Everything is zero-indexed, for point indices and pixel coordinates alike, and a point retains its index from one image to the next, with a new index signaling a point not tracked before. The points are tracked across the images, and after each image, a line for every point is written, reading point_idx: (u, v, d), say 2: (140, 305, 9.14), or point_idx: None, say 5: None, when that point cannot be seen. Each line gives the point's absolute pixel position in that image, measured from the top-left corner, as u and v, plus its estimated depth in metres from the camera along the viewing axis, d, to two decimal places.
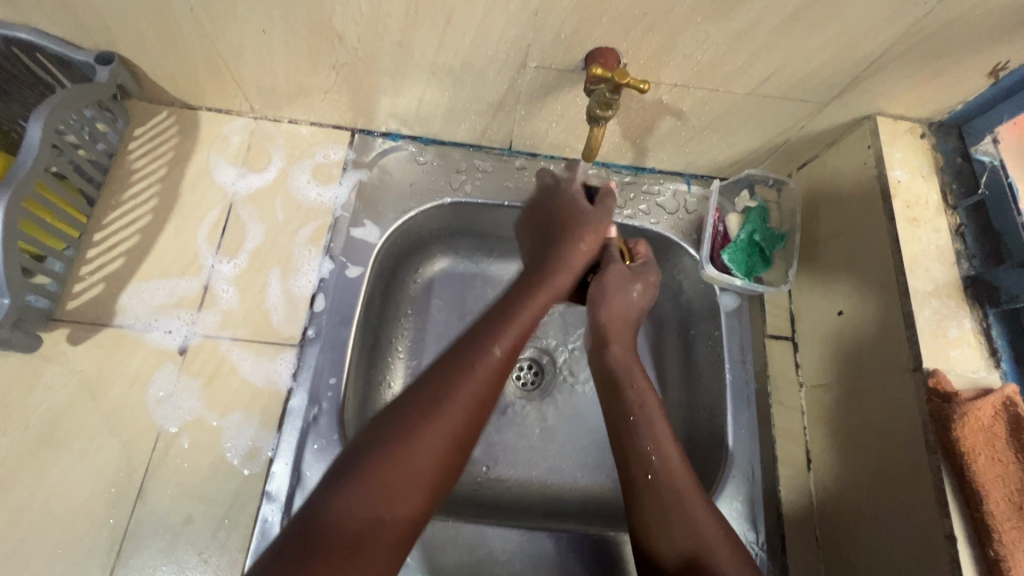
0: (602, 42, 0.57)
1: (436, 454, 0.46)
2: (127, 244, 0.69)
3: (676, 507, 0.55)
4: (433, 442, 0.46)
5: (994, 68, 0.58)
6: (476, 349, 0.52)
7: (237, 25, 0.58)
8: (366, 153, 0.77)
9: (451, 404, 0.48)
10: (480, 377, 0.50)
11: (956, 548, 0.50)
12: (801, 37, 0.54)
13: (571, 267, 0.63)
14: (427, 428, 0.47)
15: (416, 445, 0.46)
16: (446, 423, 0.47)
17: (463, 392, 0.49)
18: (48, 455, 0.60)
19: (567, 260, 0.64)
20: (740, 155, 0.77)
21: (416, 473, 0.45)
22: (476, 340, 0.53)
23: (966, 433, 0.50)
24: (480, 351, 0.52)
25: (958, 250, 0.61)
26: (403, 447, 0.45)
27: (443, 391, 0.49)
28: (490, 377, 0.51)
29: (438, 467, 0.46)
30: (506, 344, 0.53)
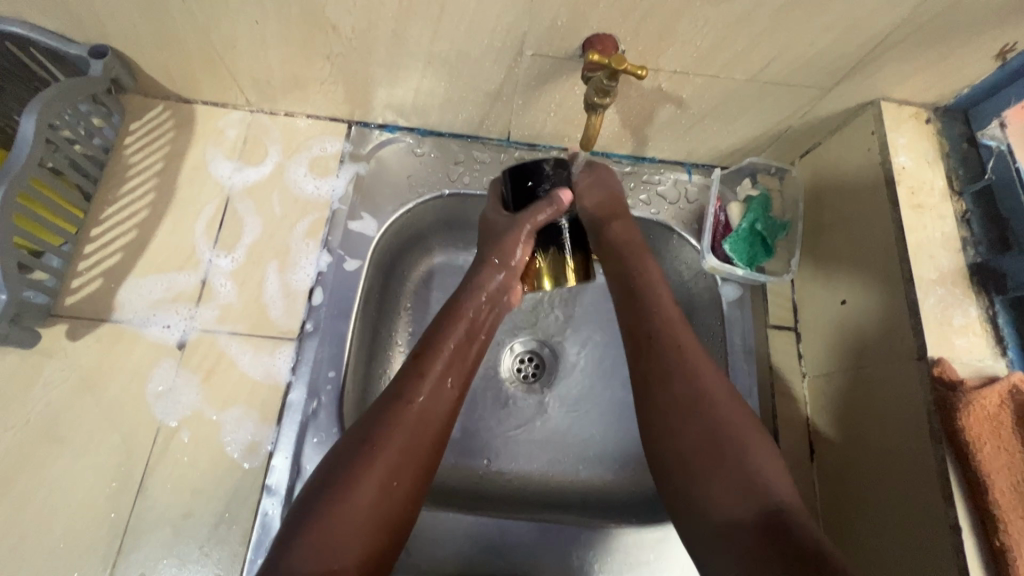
0: (599, 28, 0.56)
1: (378, 488, 0.48)
2: (124, 239, 0.69)
3: (708, 432, 0.51)
4: (375, 480, 0.48)
5: (1001, 51, 0.56)
6: (404, 387, 0.54)
7: (229, 15, 0.57)
8: (363, 145, 0.76)
9: (388, 444, 0.50)
10: (413, 413, 0.52)
11: (960, 537, 0.50)
12: (803, 20, 0.53)
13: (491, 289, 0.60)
14: (364, 471, 0.48)
15: (355, 487, 0.47)
16: (385, 463, 0.49)
17: (398, 430, 0.51)
18: (48, 450, 0.60)
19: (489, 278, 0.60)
20: (742, 143, 0.75)
21: (358, 516, 0.46)
22: (405, 376, 0.55)
23: (971, 421, 0.50)
24: (413, 388, 0.54)
25: (964, 237, 0.60)
26: (341, 492, 0.47)
27: (375, 430, 0.51)
28: (424, 419, 0.52)
29: (382, 503, 0.48)
30: (444, 361, 0.56)
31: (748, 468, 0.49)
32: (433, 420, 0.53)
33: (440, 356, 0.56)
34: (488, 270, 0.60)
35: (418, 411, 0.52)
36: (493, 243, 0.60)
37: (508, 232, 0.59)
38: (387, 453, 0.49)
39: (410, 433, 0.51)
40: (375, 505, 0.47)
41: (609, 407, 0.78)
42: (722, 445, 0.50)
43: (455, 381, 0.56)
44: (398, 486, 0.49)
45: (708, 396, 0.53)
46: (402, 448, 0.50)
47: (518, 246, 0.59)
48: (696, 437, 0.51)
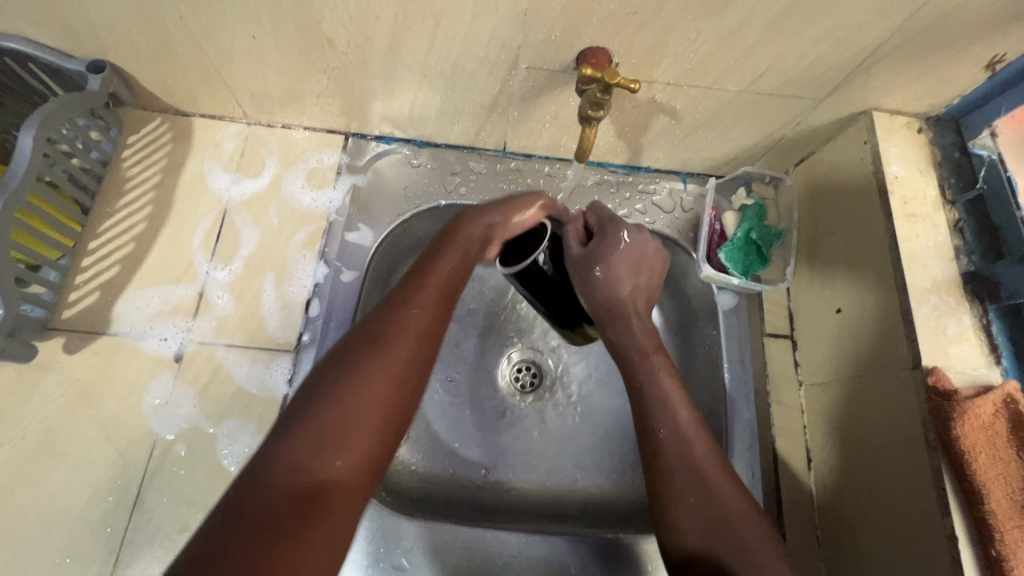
0: (593, 41, 0.56)
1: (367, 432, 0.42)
2: (121, 252, 0.69)
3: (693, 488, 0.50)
4: (362, 407, 0.42)
5: (990, 62, 0.57)
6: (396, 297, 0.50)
7: (226, 30, 0.58)
8: (360, 156, 0.77)
9: (370, 371, 0.44)
10: (415, 313, 0.48)
11: (957, 548, 0.50)
12: (794, 33, 0.54)
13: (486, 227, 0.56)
14: (346, 397, 0.42)
15: (340, 403, 0.41)
16: (374, 381, 0.43)
17: (403, 329, 0.47)
18: (45, 464, 0.60)
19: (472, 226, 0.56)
20: (736, 153, 0.76)
21: (350, 430, 0.41)
22: (401, 291, 0.51)
23: (966, 431, 0.50)
24: (398, 312, 0.48)
25: (957, 246, 0.60)
26: (325, 405, 0.41)
27: (356, 352, 0.45)
28: (405, 325, 0.47)
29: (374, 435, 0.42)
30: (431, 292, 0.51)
31: (716, 496, 0.49)
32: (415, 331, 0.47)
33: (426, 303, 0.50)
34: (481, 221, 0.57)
35: (400, 327, 0.47)
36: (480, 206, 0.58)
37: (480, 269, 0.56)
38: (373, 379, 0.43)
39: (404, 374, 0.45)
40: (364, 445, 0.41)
41: (608, 416, 0.78)
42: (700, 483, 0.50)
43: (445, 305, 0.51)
44: (388, 426, 0.43)
45: (693, 460, 0.51)
46: (392, 374, 0.44)
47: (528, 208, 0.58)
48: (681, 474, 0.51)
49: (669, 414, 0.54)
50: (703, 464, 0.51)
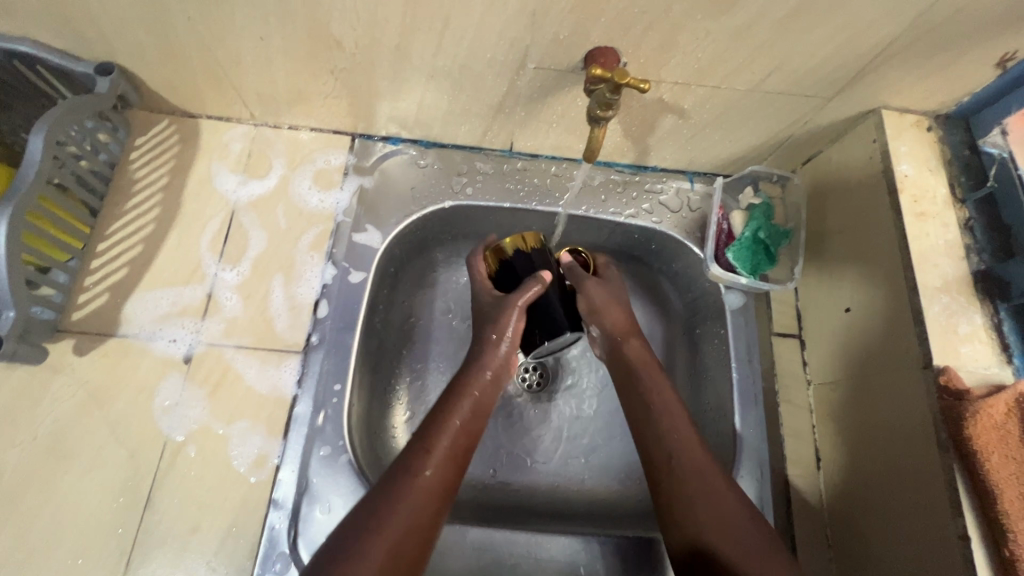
0: (601, 41, 0.56)
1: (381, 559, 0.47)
2: (130, 254, 0.69)
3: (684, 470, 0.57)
4: (383, 551, 0.48)
5: (1002, 59, 0.57)
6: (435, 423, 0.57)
7: (234, 32, 0.58)
8: (366, 157, 0.77)
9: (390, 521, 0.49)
10: (454, 427, 0.56)
11: (969, 547, 0.49)
12: (804, 31, 0.54)
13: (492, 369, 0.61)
14: (370, 539, 0.48)
15: (364, 553, 0.47)
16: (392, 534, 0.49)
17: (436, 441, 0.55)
18: (56, 465, 0.60)
19: (493, 352, 0.61)
20: (744, 152, 0.76)
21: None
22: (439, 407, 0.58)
23: (979, 430, 0.50)
24: (418, 458, 0.54)
25: (967, 244, 0.60)
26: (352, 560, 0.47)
27: (380, 504, 0.50)
28: (426, 492, 0.52)
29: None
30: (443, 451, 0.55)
31: (699, 475, 0.56)
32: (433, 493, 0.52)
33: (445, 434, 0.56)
34: (489, 347, 0.61)
35: (422, 484, 0.52)
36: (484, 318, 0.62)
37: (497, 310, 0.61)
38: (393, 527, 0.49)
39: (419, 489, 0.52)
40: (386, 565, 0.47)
41: (615, 415, 0.78)
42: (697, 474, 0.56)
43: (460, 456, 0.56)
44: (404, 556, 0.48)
45: (694, 452, 0.58)
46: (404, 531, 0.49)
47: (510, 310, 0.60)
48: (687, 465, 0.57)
49: (677, 424, 0.59)
50: (695, 450, 0.58)
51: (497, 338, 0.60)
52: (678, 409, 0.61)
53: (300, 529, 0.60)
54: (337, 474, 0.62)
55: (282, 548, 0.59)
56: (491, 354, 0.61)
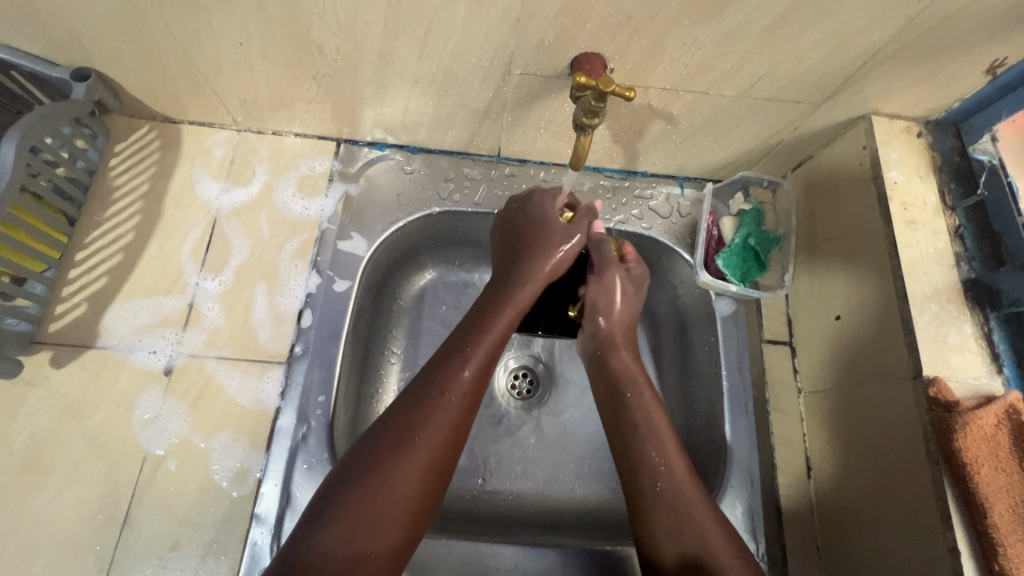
0: (587, 47, 0.55)
1: (400, 493, 0.48)
2: (109, 263, 0.67)
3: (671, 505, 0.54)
4: (399, 480, 0.48)
5: (991, 66, 0.56)
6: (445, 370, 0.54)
7: (213, 37, 0.57)
8: (352, 164, 0.76)
9: (410, 454, 0.49)
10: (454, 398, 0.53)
11: (959, 561, 0.49)
12: (792, 37, 0.53)
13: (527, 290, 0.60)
14: (388, 471, 0.48)
15: (377, 488, 0.47)
16: (405, 467, 0.49)
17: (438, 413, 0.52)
18: (32, 481, 0.59)
19: (523, 285, 0.60)
20: (734, 157, 0.75)
21: (386, 503, 0.47)
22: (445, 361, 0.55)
23: (968, 442, 0.49)
24: (449, 376, 0.54)
25: (957, 253, 0.59)
26: (369, 490, 0.47)
27: (399, 429, 0.51)
28: (443, 419, 0.52)
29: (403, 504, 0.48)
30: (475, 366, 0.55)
31: (681, 506, 0.54)
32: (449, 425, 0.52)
33: (467, 362, 0.55)
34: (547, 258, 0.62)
35: (444, 407, 0.52)
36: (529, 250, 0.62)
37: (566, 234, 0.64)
38: (415, 456, 0.49)
39: (443, 412, 0.52)
40: (396, 496, 0.48)
41: None
42: (663, 490, 0.55)
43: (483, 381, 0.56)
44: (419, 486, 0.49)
45: (667, 470, 0.56)
46: (421, 466, 0.50)
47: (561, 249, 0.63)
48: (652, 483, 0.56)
49: (661, 446, 0.58)
50: (675, 476, 0.56)
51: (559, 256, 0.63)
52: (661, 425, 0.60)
53: (282, 544, 0.58)
54: None
55: (264, 564, 0.58)
56: (523, 280, 0.61)
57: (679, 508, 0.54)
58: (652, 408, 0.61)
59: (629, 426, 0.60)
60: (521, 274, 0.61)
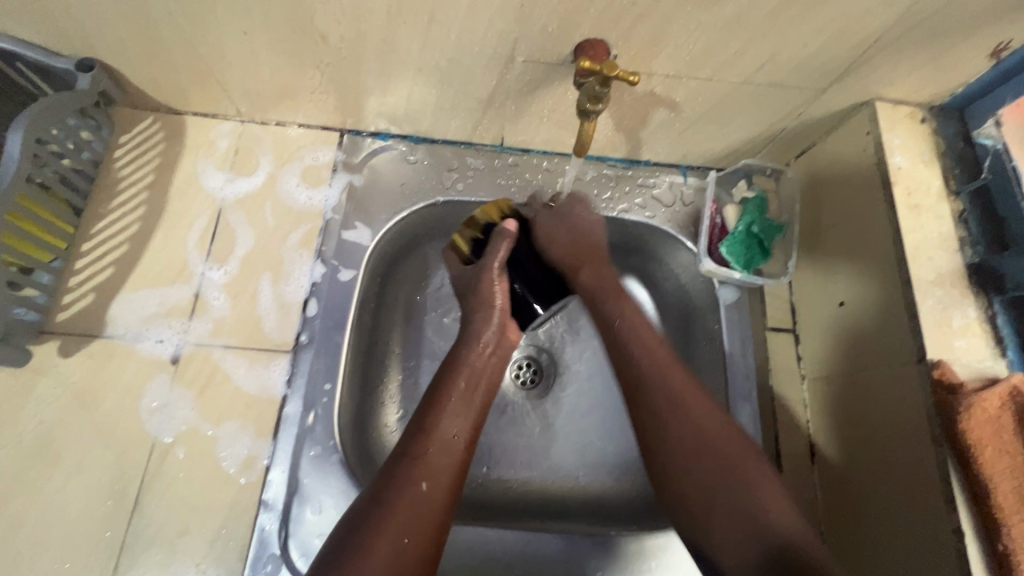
0: (591, 33, 0.55)
1: (393, 545, 0.46)
2: (115, 253, 0.68)
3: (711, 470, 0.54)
4: (391, 535, 0.46)
5: (996, 49, 0.56)
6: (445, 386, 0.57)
7: (218, 27, 0.57)
8: (355, 154, 0.76)
9: (397, 504, 0.48)
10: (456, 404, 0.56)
11: (963, 541, 0.49)
12: (796, 22, 0.53)
13: (490, 332, 0.61)
14: (379, 527, 0.47)
15: (379, 539, 0.46)
16: (399, 520, 0.47)
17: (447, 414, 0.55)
18: (42, 468, 0.59)
19: (483, 326, 0.61)
20: (737, 145, 0.75)
21: (382, 563, 0.45)
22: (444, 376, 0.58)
23: (971, 424, 0.49)
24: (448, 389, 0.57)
25: (962, 237, 0.59)
26: (364, 544, 0.45)
27: (385, 489, 0.49)
28: (430, 472, 0.51)
29: (397, 562, 0.46)
30: (461, 433, 0.55)
31: (749, 488, 0.52)
32: (437, 475, 0.51)
33: (445, 414, 0.55)
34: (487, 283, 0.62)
35: (429, 464, 0.51)
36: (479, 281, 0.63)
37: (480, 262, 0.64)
38: (403, 509, 0.48)
39: (435, 466, 0.51)
40: (393, 551, 0.46)
41: (609, 411, 0.77)
42: (720, 463, 0.54)
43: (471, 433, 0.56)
44: (412, 540, 0.47)
45: (709, 439, 0.55)
46: (407, 519, 0.48)
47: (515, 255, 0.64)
48: (708, 461, 0.54)
49: (704, 424, 0.56)
50: (731, 450, 0.54)
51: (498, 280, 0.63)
52: (694, 403, 0.57)
53: (290, 530, 0.59)
54: (328, 475, 0.61)
55: (273, 549, 0.59)
56: (484, 323, 0.61)
57: (742, 488, 0.52)
58: (688, 392, 0.57)
59: (672, 405, 0.57)
60: (478, 297, 0.62)
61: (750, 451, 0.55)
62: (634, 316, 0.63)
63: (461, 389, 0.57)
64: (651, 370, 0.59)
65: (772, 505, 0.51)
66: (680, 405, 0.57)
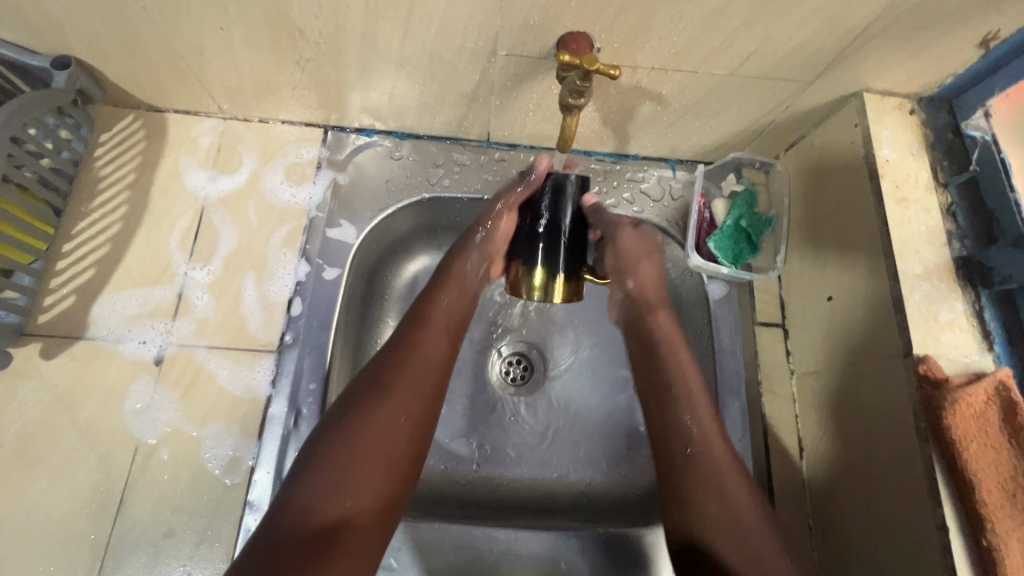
0: (573, 26, 0.54)
1: (389, 428, 0.52)
2: (97, 254, 0.67)
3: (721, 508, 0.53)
4: (389, 417, 0.52)
5: (984, 39, 0.55)
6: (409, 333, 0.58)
7: (194, 23, 0.56)
8: (339, 150, 0.75)
9: (396, 386, 0.54)
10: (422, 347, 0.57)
11: (947, 537, 0.49)
12: (780, 13, 0.52)
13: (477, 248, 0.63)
14: (374, 409, 0.52)
15: (367, 427, 0.51)
16: (393, 404, 0.53)
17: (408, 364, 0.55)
18: (24, 472, 0.59)
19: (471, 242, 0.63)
20: (726, 138, 0.74)
21: (373, 448, 0.50)
22: (408, 324, 0.59)
23: (957, 419, 0.49)
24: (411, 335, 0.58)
25: (949, 230, 0.59)
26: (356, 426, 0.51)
27: (382, 371, 0.55)
28: (426, 363, 0.56)
29: (392, 444, 0.52)
30: (423, 353, 0.57)
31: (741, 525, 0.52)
32: (433, 365, 0.57)
33: (436, 311, 0.60)
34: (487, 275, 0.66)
35: (421, 355, 0.57)
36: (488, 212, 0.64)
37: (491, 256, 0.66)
38: (396, 395, 0.53)
39: (394, 404, 0.53)
40: (391, 434, 0.52)
41: (599, 407, 0.77)
42: (727, 503, 0.53)
43: (453, 331, 0.60)
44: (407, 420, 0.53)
45: (727, 493, 0.54)
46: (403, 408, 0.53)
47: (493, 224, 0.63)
48: (716, 504, 0.53)
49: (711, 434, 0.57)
50: (734, 488, 0.54)
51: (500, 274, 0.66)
52: (717, 444, 0.56)
53: None
54: None
55: None
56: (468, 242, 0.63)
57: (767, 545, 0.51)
58: (704, 413, 0.58)
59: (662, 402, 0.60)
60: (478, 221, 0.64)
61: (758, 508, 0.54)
62: (685, 357, 0.62)
63: (454, 291, 0.62)
64: (678, 388, 0.59)
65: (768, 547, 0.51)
66: (705, 441, 0.57)
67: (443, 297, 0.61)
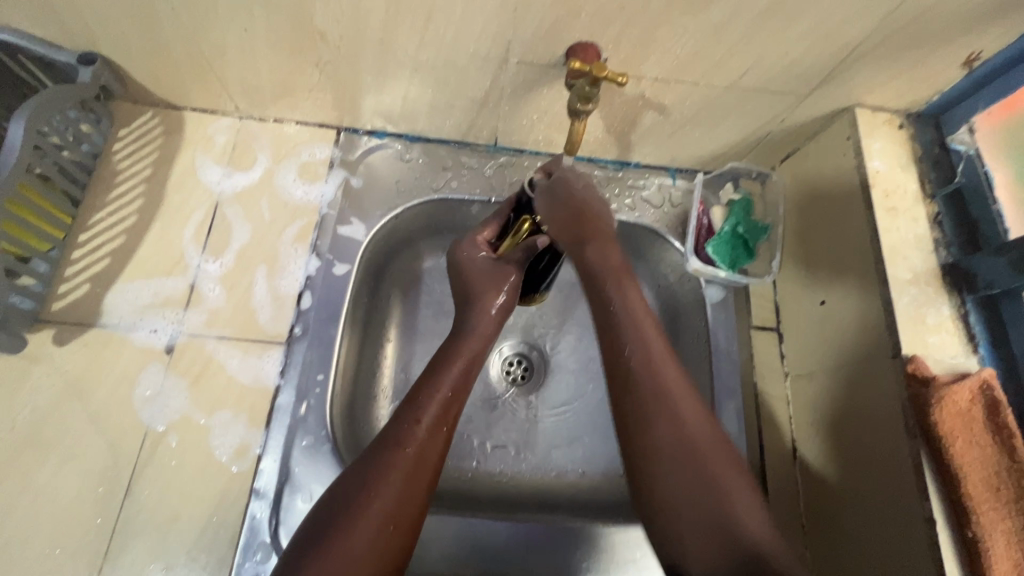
0: (582, 37, 0.57)
1: (374, 533, 0.46)
2: (112, 244, 0.69)
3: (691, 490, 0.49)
4: (375, 522, 0.47)
5: (968, 59, 0.59)
6: (414, 414, 0.53)
7: (219, 25, 0.58)
8: (352, 151, 0.77)
9: (382, 488, 0.48)
10: (429, 450, 0.52)
11: (934, 529, 0.51)
12: (778, 29, 0.55)
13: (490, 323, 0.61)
14: (359, 514, 0.47)
15: (354, 529, 0.46)
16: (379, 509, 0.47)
17: (415, 455, 0.51)
18: (33, 454, 0.60)
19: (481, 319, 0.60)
20: (725, 149, 0.77)
21: (356, 552, 0.45)
22: (416, 402, 0.54)
23: (944, 417, 0.51)
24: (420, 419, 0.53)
25: (936, 239, 0.62)
26: (345, 526, 0.46)
27: (370, 474, 0.49)
28: (418, 462, 0.50)
29: (375, 546, 0.46)
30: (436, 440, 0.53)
31: (730, 510, 0.48)
32: (425, 465, 0.51)
33: (433, 403, 0.54)
34: (483, 304, 0.61)
35: (415, 454, 0.51)
36: (484, 283, 0.62)
37: (484, 290, 0.61)
38: (381, 500, 0.47)
39: (392, 495, 0.48)
40: (376, 537, 0.46)
41: (599, 408, 0.79)
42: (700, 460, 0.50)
43: (449, 425, 0.55)
44: (396, 529, 0.47)
45: (712, 476, 0.49)
46: (389, 507, 0.48)
47: (495, 292, 0.61)
48: (683, 470, 0.50)
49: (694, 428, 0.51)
50: (712, 459, 0.50)
51: (501, 297, 0.61)
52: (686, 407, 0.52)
53: (281, 518, 0.60)
54: (319, 463, 0.62)
55: (264, 537, 0.59)
56: (484, 311, 0.61)
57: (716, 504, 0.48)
58: (659, 360, 0.54)
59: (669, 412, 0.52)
60: (489, 283, 0.61)
61: (728, 456, 0.51)
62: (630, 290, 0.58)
63: (453, 377, 0.57)
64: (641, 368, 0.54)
65: (739, 497, 0.48)
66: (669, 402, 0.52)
67: (441, 388, 0.55)
